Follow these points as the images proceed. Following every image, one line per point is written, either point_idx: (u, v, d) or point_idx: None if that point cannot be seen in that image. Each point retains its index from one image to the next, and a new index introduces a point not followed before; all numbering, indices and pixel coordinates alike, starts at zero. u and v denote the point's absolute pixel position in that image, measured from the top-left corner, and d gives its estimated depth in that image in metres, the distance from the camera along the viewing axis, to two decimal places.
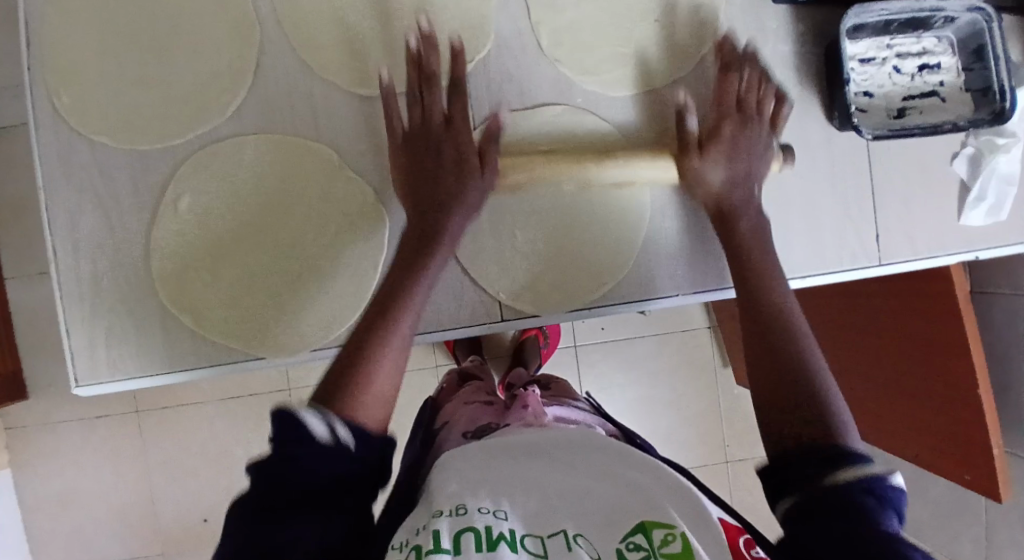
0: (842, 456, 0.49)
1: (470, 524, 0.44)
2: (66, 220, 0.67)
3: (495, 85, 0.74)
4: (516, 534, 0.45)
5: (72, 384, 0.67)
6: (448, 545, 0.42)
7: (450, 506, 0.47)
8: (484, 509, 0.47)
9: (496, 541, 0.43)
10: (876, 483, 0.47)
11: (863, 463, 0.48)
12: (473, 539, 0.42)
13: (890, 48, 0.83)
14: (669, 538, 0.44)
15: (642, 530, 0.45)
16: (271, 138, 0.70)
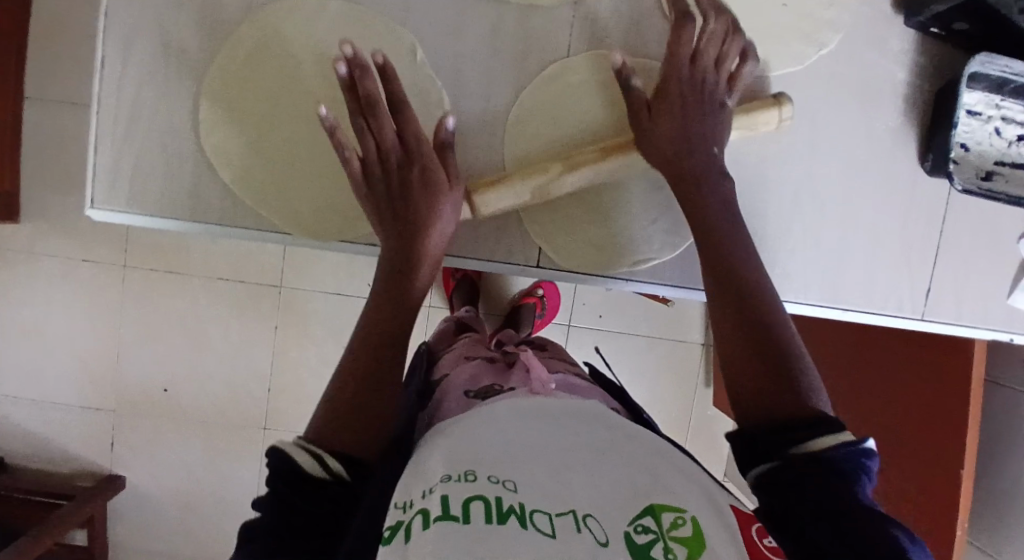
0: (823, 422, 0.47)
1: (480, 494, 0.43)
2: (122, 31, 0.63)
3: (599, 23, 0.70)
4: (525, 508, 0.42)
5: (87, 205, 0.64)
6: (457, 512, 0.41)
7: (458, 472, 0.45)
8: (494, 479, 0.45)
9: (506, 514, 0.41)
10: (857, 452, 0.45)
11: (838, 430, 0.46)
12: (482, 510, 0.41)
13: (998, 109, 0.77)
14: (681, 521, 0.42)
15: (651, 513, 0.43)
16: (356, 9, 0.65)
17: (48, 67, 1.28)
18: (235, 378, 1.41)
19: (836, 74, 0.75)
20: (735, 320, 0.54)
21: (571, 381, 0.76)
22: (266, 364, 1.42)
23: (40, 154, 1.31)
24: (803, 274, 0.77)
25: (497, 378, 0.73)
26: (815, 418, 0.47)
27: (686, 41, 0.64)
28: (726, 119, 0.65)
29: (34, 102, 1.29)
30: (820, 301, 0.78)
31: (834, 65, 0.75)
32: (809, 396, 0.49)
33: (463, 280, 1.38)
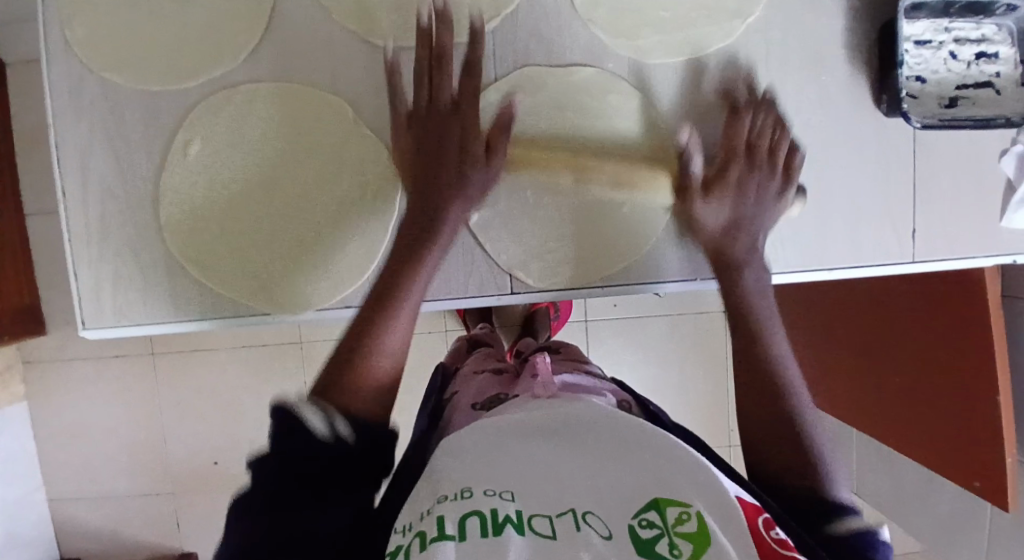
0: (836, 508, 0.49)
1: (475, 508, 0.43)
2: (75, 156, 0.66)
3: (523, 44, 0.71)
4: (523, 516, 0.43)
5: (79, 325, 0.67)
6: (453, 530, 0.41)
7: (453, 491, 0.46)
8: (490, 492, 0.46)
9: (502, 524, 0.42)
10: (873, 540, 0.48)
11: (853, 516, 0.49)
12: (479, 523, 0.42)
13: (948, 32, 0.76)
14: (685, 517, 0.43)
15: (656, 507, 0.44)
16: (287, 87, 0.67)
17: (38, 183, 1.34)
18: None
19: (771, 40, 0.74)
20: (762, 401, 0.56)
21: (576, 382, 0.77)
22: None
23: (51, 266, 1.37)
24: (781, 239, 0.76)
25: (502, 387, 0.76)
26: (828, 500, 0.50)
27: (743, 119, 0.72)
28: (776, 211, 0.71)
29: (34, 219, 1.35)
30: (804, 266, 0.77)
31: (768, 31, 0.74)
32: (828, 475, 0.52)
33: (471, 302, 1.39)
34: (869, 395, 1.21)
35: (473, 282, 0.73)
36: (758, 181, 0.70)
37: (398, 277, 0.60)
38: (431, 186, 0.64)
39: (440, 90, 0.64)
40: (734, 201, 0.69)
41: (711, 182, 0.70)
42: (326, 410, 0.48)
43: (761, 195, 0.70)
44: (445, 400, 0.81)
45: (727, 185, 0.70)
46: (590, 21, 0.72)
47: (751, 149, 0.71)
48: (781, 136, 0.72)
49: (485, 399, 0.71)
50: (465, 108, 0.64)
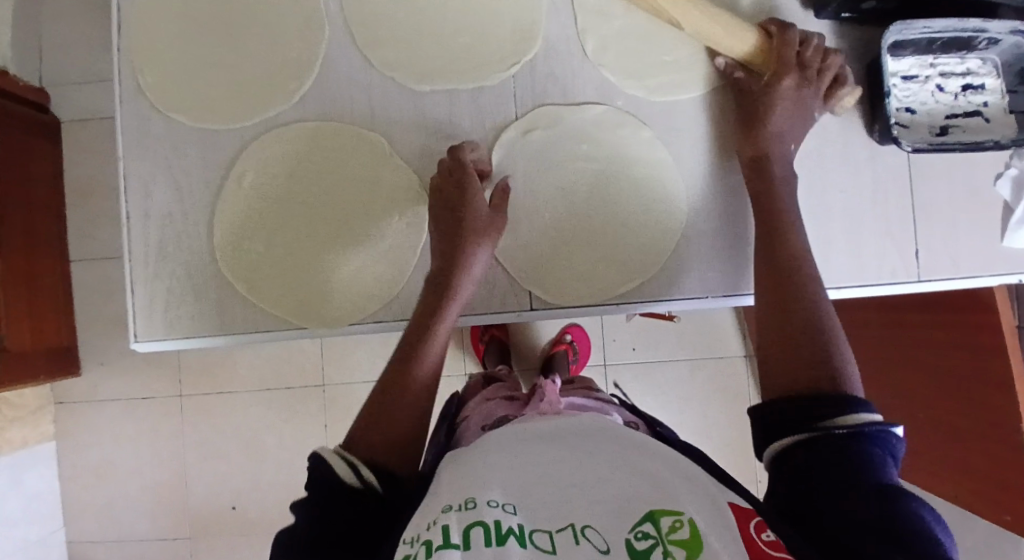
0: (848, 402, 0.54)
1: (479, 519, 0.46)
2: (140, 188, 0.73)
3: (540, 85, 0.79)
4: (525, 528, 0.46)
5: (133, 339, 0.72)
6: (457, 541, 0.44)
7: (459, 501, 0.49)
8: (493, 503, 0.49)
9: (505, 535, 0.45)
10: (878, 433, 0.52)
11: (861, 410, 0.54)
12: (482, 534, 0.45)
13: (934, 67, 0.82)
14: (677, 525, 0.45)
15: (650, 519, 0.47)
16: (329, 124, 0.75)
17: (84, 230, 1.43)
18: (294, 482, 1.46)
19: None
20: (778, 320, 0.64)
21: (583, 402, 0.83)
22: None
23: (90, 309, 1.44)
24: None
25: (512, 412, 0.83)
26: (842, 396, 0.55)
27: (790, 37, 0.76)
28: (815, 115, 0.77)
29: (79, 263, 1.43)
30: None
31: None
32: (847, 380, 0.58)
33: (491, 343, 1.43)
34: (891, 430, 1.21)
35: (497, 299, 0.77)
36: (806, 97, 0.76)
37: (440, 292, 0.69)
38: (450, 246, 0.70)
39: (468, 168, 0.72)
40: (790, 112, 0.76)
41: (765, 104, 0.76)
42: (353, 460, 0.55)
43: (807, 109, 0.77)
44: (460, 422, 0.89)
45: (777, 100, 0.76)
46: (601, 64, 0.79)
47: (801, 63, 0.76)
48: (831, 60, 0.77)
49: (493, 421, 0.81)
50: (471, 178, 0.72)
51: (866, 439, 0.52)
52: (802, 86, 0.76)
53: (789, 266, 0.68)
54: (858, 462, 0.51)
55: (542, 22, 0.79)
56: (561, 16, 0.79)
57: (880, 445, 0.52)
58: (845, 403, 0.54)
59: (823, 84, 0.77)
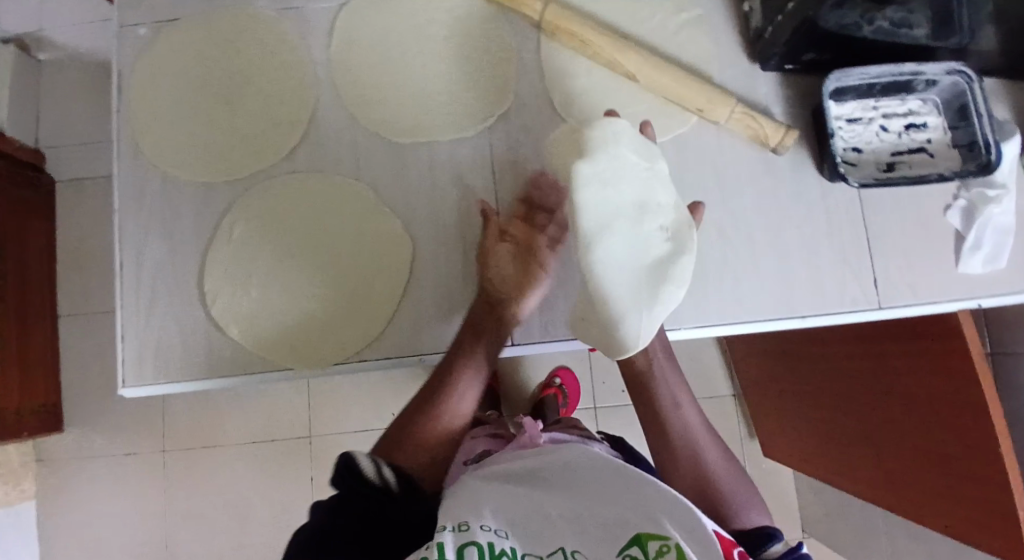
0: (764, 537, 0.66)
1: (473, 539, 0.52)
2: (133, 238, 0.77)
3: (514, 135, 0.84)
4: (516, 552, 0.53)
5: (120, 385, 0.74)
6: (453, 556, 0.50)
7: (454, 524, 0.55)
8: (485, 527, 0.55)
9: (498, 554, 0.51)
10: (795, 555, 0.64)
11: (778, 540, 0.66)
12: (476, 551, 0.51)
13: (875, 110, 0.89)
14: (664, 549, 0.49)
15: (639, 542, 0.51)
16: (319, 174, 0.79)
17: (74, 286, 1.45)
18: (280, 538, 1.43)
19: (721, 128, 0.88)
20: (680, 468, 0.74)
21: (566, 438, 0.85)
22: None
23: (77, 366, 1.45)
24: (750, 291, 0.85)
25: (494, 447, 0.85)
26: (757, 533, 0.67)
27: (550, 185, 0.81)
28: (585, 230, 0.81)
29: (67, 319, 1.44)
30: (778, 315, 0.85)
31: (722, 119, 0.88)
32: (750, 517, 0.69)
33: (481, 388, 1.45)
34: (874, 459, 1.22)
35: None
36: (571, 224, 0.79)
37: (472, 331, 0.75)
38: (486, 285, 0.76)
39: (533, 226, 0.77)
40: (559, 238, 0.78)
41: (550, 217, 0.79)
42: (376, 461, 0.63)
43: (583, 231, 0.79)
44: None
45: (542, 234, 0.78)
46: (569, 116, 0.85)
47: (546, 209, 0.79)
48: (762, 123, 0.85)
49: (475, 456, 0.84)
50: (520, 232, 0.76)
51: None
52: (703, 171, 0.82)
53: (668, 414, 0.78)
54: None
55: (514, 80, 0.85)
56: (530, 74, 0.86)
57: None
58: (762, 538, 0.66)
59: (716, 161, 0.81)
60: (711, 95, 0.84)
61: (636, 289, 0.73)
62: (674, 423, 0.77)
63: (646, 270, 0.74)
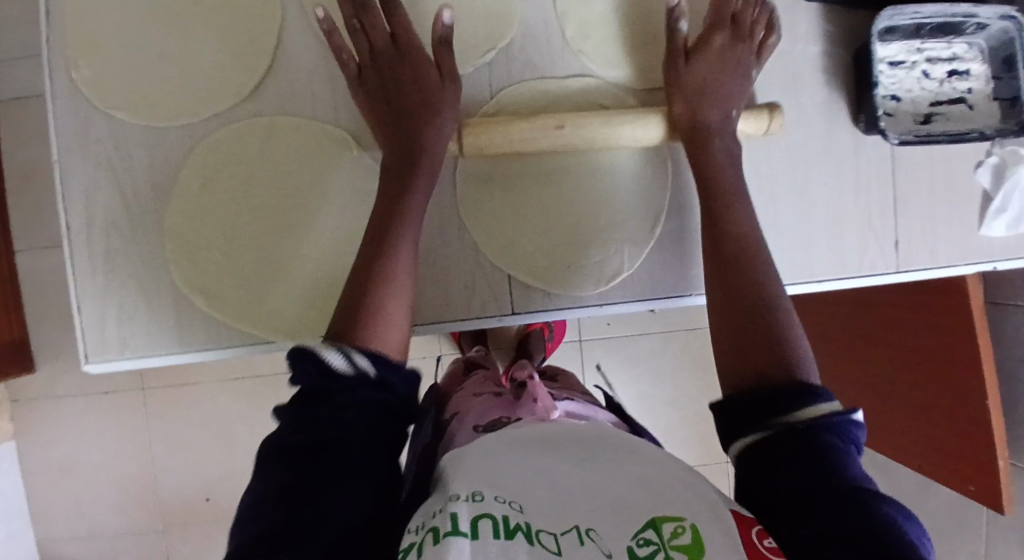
0: (806, 392, 0.52)
1: (488, 512, 0.46)
2: (82, 192, 0.67)
3: (516, 73, 0.74)
4: (532, 526, 0.46)
5: (83, 359, 0.68)
6: (466, 529, 0.44)
7: (466, 493, 0.49)
8: (499, 499, 0.49)
9: (514, 530, 0.45)
10: (840, 421, 0.50)
11: (825, 399, 0.52)
12: (490, 527, 0.44)
13: (920, 52, 0.80)
14: (680, 530, 0.45)
15: (653, 526, 0.46)
16: (292, 121, 0.69)
17: (29, 219, 1.33)
18: None
19: None
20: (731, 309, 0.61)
21: (575, 410, 0.80)
22: None
23: (39, 303, 1.36)
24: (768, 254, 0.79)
25: (503, 411, 0.78)
26: (799, 386, 0.53)
27: None
28: (750, 74, 0.75)
29: (24, 254, 1.34)
30: (793, 281, 0.80)
31: None
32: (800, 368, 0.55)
33: None
34: (861, 409, 1.23)
35: (476, 306, 0.75)
36: (738, 56, 0.74)
37: (397, 200, 0.64)
38: (404, 115, 0.67)
39: (690, 111, 0.72)
40: (713, 74, 0.73)
41: (695, 51, 0.73)
42: (343, 348, 0.52)
43: (738, 68, 0.74)
44: (446, 419, 0.84)
45: (707, 52, 0.73)
46: (581, 53, 0.75)
47: (736, 19, 0.75)
48: (760, 13, 0.75)
49: (488, 422, 0.74)
50: (692, 70, 0.73)
51: (827, 429, 0.50)
52: (735, 43, 0.74)
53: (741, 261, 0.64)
54: (824, 459, 0.48)
55: (517, 5, 0.74)
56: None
57: (841, 436, 0.50)
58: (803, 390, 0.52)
59: (757, 45, 0.75)
60: (642, 128, 0.72)
61: (629, 242, 0.76)
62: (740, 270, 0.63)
63: (640, 223, 0.76)
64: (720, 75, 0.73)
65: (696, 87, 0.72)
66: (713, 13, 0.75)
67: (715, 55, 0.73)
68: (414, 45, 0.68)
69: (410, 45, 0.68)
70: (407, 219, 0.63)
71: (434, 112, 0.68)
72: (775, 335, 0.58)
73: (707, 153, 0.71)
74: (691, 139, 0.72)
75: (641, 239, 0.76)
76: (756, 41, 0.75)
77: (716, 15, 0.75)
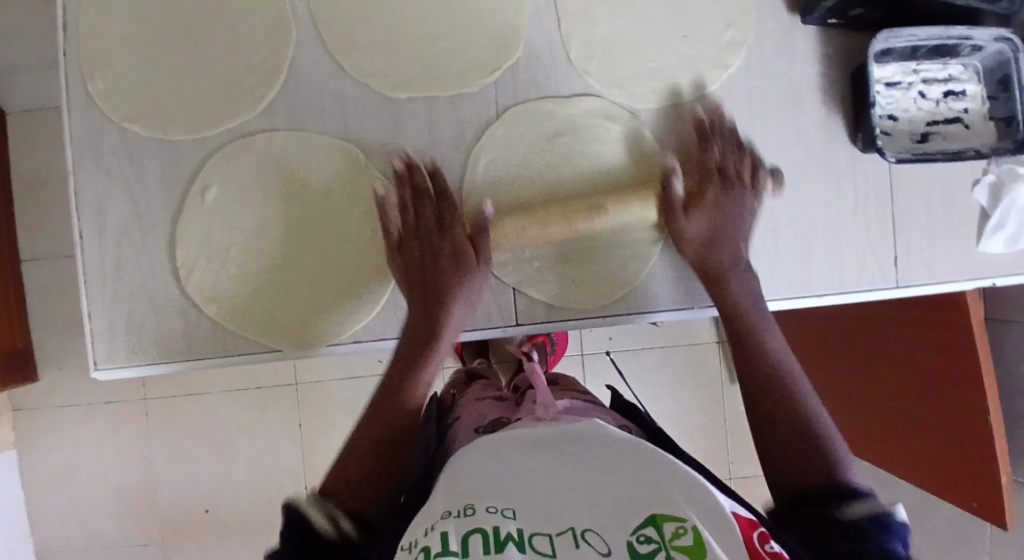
0: (845, 495, 0.54)
1: (478, 526, 0.47)
2: (95, 203, 0.69)
3: (521, 91, 0.76)
4: (523, 533, 0.47)
5: (91, 366, 0.69)
6: (456, 547, 0.45)
7: (456, 508, 0.50)
8: (491, 509, 0.50)
9: (503, 542, 0.45)
10: (884, 519, 0.51)
11: (867, 501, 0.53)
12: (480, 541, 0.45)
13: (916, 73, 0.82)
14: (681, 531, 0.46)
15: (654, 524, 0.47)
16: (300, 134, 0.71)
17: (38, 229, 1.35)
18: (268, 484, 1.42)
19: (751, 86, 0.80)
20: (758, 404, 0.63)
21: (575, 406, 0.81)
22: (296, 463, 1.42)
23: (45, 313, 1.37)
24: (766, 270, 0.81)
25: (505, 413, 0.79)
26: (836, 490, 0.55)
27: (710, 148, 0.77)
28: (752, 216, 0.76)
29: (32, 264, 1.35)
30: (793, 295, 0.81)
31: (746, 78, 0.80)
32: (838, 467, 0.57)
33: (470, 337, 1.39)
34: (862, 424, 1.23)
35: (479, 315, 0.75)
36: (736, 200, 0.75)
37: (417, 342, 0.68)
38: (425, 246, 0.69)
39: (688, 237, 0.74)
40: (713, 216, 0.74)
41: (691, 202, 0.75)
42: (329, 508, 0.55)
43: (738, 209, 0.75)
44: (448, 424, 0.85)
45: (705, 204, 0.74)
46: (585, 71, 0.77)
47: (721, 171, 0.76)
48: (743, 159, 0.76)
49: (488, 423, 0.75)
50: (693, 208, 0.74)
51: (875, 526, 0.51)
52: (729, 189, 0.75)
53: (760, 347, 0.67)
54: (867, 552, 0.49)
55: (523, 25, 0.76)
56: (544, 20, 0.76)
57: (887, 527, 0.51)
58: (840, 495, 0.54)
59: (749, 183, 0.76)
60: (642, 212, 0.74)
61: (631, 252, 0.77)
62: (759, 352, 0.66)
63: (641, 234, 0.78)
64: (721, 218, 0.74)
65: (693, 217, 0.74)
66: (696, 169, 0.76)
67: (712, 183, 0.75)
68: (439, 181, 0.70)
69: (432, 178, 0.70)
70: (433, 348, 0.67)
71: (455, 257, 0.69)
72: (801, 425, 0.60)
73: (723, 286, 0.72)
74: (706, 276, 0.73)
75: (642, 250, 0.77)
76: (747, 180, 0.76)
77: (700, 169, 0.76)
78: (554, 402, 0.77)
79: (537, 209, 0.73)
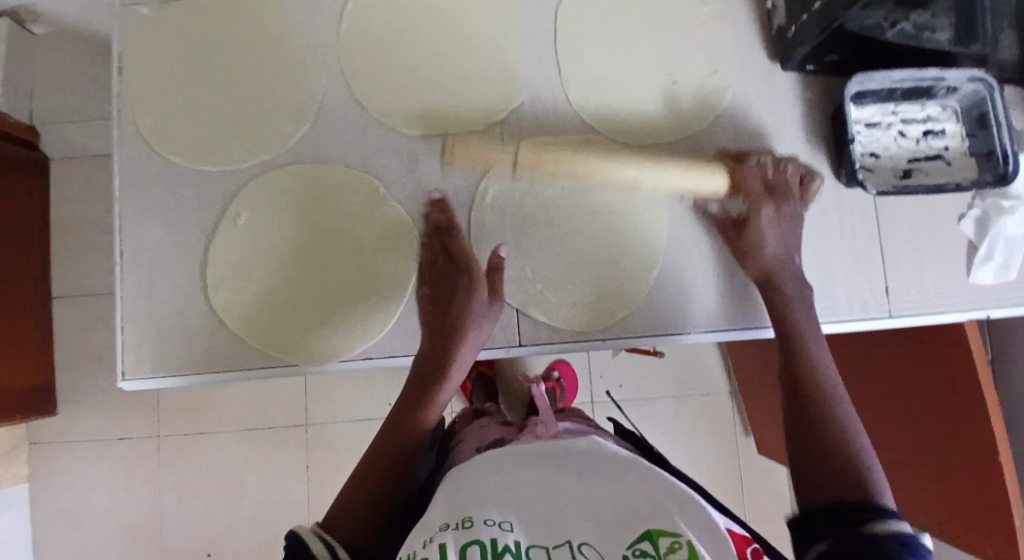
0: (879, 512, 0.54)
1: (476, 537, 0.48)
2: (135, 227, 0.75)
3: (526, 129, 0.83)
4: (521, 546, 0.49)
5: (119, 376, 0.73)
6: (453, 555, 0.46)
7: (455, 521, 0.52)
8: (490, 521, 0.51)
9: (500, 552, 0.47)
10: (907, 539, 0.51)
11: (895, 520, 0.53)
12: (478, 551, 0.46)
13: (895, 114, 0.87)
14: (676, 546, 0.47)
15: (649, 538, 0.49)
16: (323, 167, 0.78)
17: (69, 268, 1.42)
18: (274, 525, 1.41)
19: (740, 125, 0.86)
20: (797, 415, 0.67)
21: (574, 428, 0.81)
22: (303, 505, 1.42)
23: (70, 349, 1.42)
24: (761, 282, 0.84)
25: (506, 435, 0.80)
26: (873, 506, 0.55)
27: (752, 162, 0.82)
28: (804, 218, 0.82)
29: (61, 301, 1.42)
30: None
31: (734, 119, 0.86)
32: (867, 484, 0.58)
33: (478, 380, 1.39)
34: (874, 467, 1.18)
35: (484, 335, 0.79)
36: (791, 207, 0.81)
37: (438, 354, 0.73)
38: (447, 289, 0.75)
39: (750, 251, 0.79)
40: (779, 225, 0.80)
41: (748, 208, 0.80)
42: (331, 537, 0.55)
43: (793, 214, 0.81)
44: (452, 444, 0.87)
45: (757, 218, 0.80)
46: (584, 112, 0.84)
47: (770, 185, 0.81)
48: (794, 167, 0.83)
49: (488, 444, 0.77)
50: (751, 214, 0.80)
51: (896, 543, 0.51)
52: (780, 203, 0.81)
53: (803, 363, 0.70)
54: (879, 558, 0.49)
55: (527, 71, 0.84)
56: (545, 67, 0.84)
57: (910, 550, 0.50)
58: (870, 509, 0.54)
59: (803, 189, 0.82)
60: (705, 178, 0.80)
61: (629, 277, 0.81)
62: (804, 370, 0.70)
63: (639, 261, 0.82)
64: (784, 226, 0.81)
65: (751, 228, 0.80)
66: (742, 181, 0.81)
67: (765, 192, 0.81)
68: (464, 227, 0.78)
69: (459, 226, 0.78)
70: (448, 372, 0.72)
71: (468, 290, 0.75)
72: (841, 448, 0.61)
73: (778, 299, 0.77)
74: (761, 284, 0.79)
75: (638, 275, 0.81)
76: (803, 188, 0.83)
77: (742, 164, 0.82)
78: (556, 422, 0.79)
79: (619, 170, 0.80)
